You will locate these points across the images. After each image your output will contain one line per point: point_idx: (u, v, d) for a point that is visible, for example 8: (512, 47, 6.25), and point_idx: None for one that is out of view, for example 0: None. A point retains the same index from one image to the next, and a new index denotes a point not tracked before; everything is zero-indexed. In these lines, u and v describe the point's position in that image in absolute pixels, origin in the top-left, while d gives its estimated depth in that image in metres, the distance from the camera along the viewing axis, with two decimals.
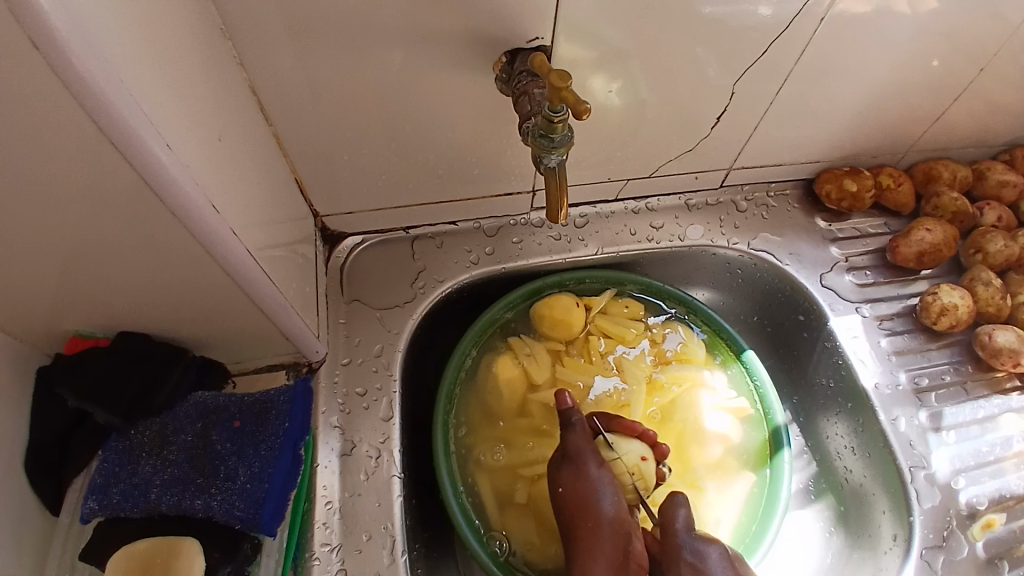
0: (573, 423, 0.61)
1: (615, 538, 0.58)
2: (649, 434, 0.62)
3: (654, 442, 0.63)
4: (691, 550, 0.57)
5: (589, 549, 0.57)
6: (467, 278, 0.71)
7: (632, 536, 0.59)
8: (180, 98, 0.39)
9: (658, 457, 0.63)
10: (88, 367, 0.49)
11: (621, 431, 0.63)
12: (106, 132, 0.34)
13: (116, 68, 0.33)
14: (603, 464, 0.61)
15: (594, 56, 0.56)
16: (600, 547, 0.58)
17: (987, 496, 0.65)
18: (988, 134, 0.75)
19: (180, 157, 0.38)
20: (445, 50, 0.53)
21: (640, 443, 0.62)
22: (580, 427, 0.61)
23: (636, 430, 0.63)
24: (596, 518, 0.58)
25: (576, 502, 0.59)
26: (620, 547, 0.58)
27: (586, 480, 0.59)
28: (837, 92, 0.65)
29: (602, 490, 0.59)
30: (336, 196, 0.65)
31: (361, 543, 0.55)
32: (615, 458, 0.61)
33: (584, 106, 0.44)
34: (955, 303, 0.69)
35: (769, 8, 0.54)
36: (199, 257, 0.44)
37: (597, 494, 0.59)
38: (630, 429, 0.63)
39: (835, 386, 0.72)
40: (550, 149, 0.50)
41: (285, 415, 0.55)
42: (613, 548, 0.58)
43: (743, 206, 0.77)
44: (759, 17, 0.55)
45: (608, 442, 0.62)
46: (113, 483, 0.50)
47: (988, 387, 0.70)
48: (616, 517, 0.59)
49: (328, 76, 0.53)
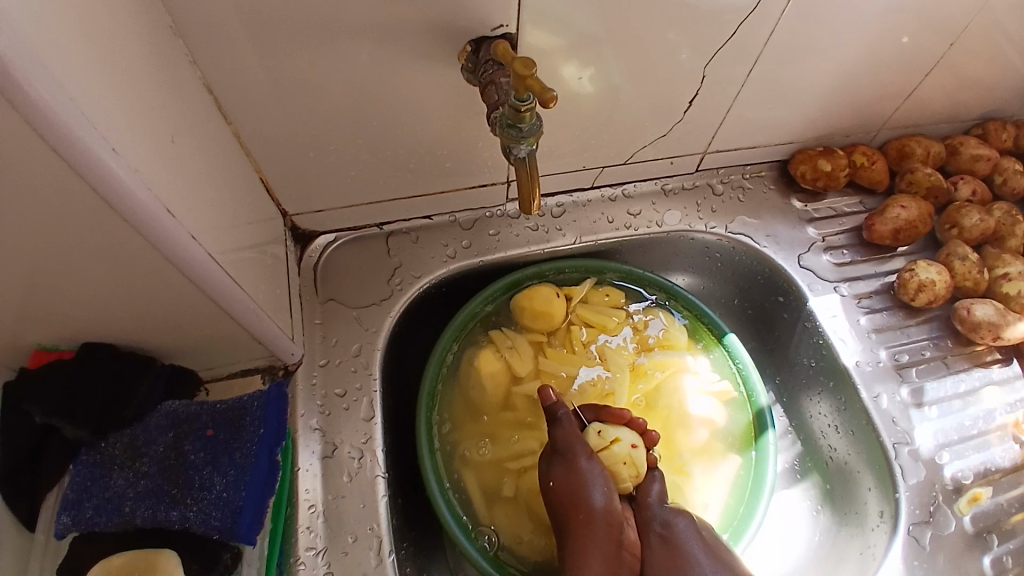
0: (561, 418, 0.61)
1: (608, 532, 0.58)
2: (638, 420, 0.62)
3: (645, 429, 0.63)
4: (660, 522, 0.59)
5: (582, 541, 0.57)
6: (444, 272, 0.70)
7: (627, 527, 0.59)
8: (127, 99, 0.38)
9: (650, 444, 0.62)
10: (53, 382, 0.47)
11: (611, 420, 0.62)
12: (46, 138, 0.32)
13: (52, 71, 0.31)
14: (594, 456, 0.60)
15: (561, 43, 0.55)
16: (594, 540, 0.57)
17: (972, 470, 0.65)
18: (960, 109, 0.75)
19: (128, 161, 0.37)
20: (408, 42, 0.51)
21: (630, 430, 0.62)
22: (568, 422, 0.60)
23: (625, 417, 0.62)
24: (588, 511, 0.58)
25: (569, 496, 0.58)
26: (614, 537, 0.58)
27: (578, 472, 0.59)
28: (808, 72, 0.65)
29: (594, 482, 0.58)
30: (306, 194, 0.63)
31: (346, 545, 0.54)
32: (609, 447, 0.61)
33: (550, 94, 0.43)
34: (932, 278, 0.69)
35: None
36: (159, 263, 0.42)
37: (589, 486, 0.58)
38: (621, 418, 0.62)
39: (816, 365, 0.72)
40: (519, 139, 0.49)
41: (260, 421, 0.54)
42: (606, 541, 0.58)
43: (720, 189, 0.76)
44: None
45: (598, 432, 0.61)
46: (85, 497, 0.49)
47: (969, 361, 0.71)
48: (609, 509, 0.58)
49: (289, 72, 0.52)
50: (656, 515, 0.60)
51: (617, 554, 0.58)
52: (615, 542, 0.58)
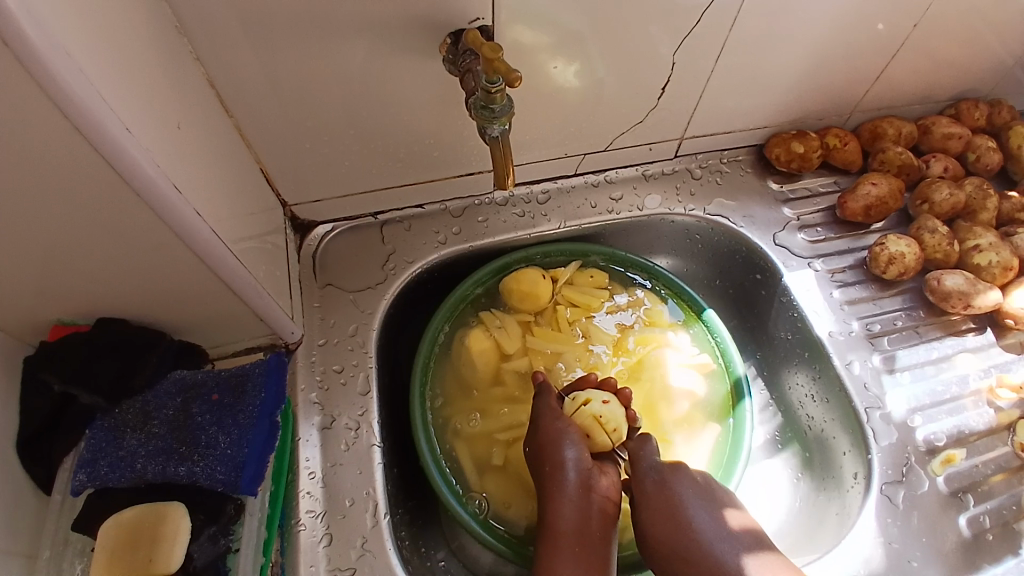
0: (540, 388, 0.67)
1: (581, 481, 0.61)
2: (609, 381, 0.66)
3: (617, 388, 0.66)
4: (656, 471, 0.62)
5: (555, 488, 0.61)
6: (436, 257, 0.74)
7: (598, 475, 0.62)
8: (137, 88, 0.42)
9: (624, 401, 0.65)
10: (70, 351, 0.51)
11: (583, 385, 0.67)
12: (70, 117, 0.37)
13: (74, 58, 0.36)
14: (565, 417, 0.64)
15: (537, 37, 0.59)
16: (563, 487, 0.60)
17: (945, 433, 0.68)
18: (931, 89, 0.78)
19: (141, 141, 0.41)
20: (392, 37, 0.55)
21: (601, 390, 0.66)
22: (545, 389, 0.66)
23: (592, 382, 0.67)
24: (558, 463, 0.61)
25: (542, 449, 0.63)
26: (585, 483, 0.61)
27: (552, 430, 0.63)
28: (776, 57, 0.68)
29: (566, 436, 0.62)
30: (303, 184, 0.68)
31: (344, 509, 0.58)
32: (580, 407, 0.64)
33: (515, 75, 0.48)
34: (902, 251, 0.72)
35: None
36: (167, 238, 0.47)
37: (560, 440, 0.62)
38: (591, 382, 0.67)
39: (793, 338, 0.75)
40: (491, 119, 0.53)
41: (260, 387, 0.58)
42: (575, 485, 0.61)
43: (698, 173, 0.80)
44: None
45: (572, 397, 0.65)
46: (100, 456, 0.53)
47: (943, 329, 0.73)
48: (580, 463, 0.61)
49: (283, 67, 0.56)
50: (651, 466, 0.63)
51: (585, 496, 0.60)
52: (585, 487, 0.61)
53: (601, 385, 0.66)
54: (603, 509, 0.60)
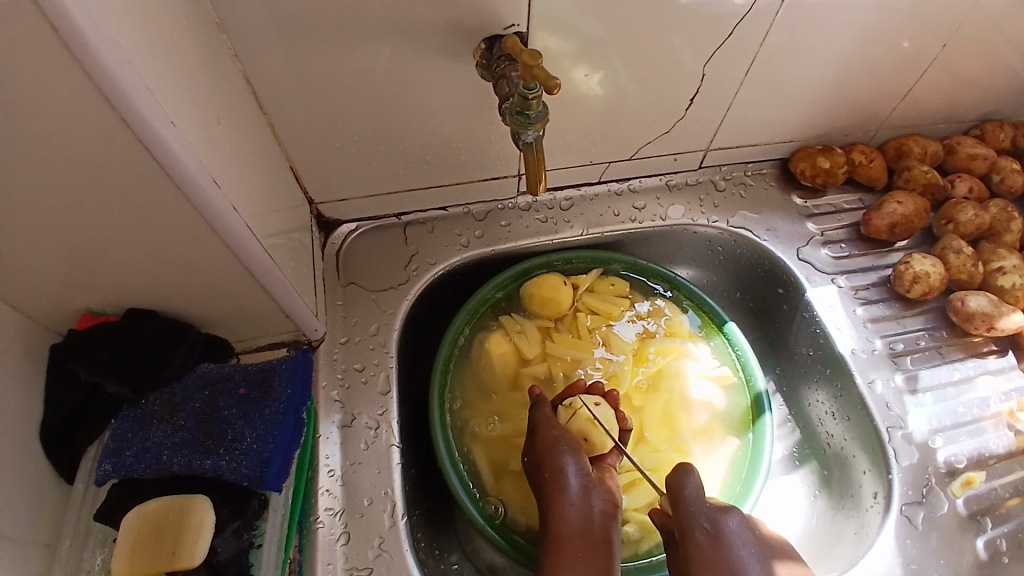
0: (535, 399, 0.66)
1: (582, 484, 0.61)
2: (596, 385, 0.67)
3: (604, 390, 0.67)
4: (708, 519, 0.59)
5: (555, 493, 0.60)
6: (458, 260, 0.74)
7: (598, 479, 0.62)
8: (181, 83, 0.43)
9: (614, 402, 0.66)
10: (99, 340, 0.52)
11: (573, 391, 0.66)
12: (116, 107, 0.37)
13: (123, 50, 0.36)
14: (561, 426, 0.64)
15: (569, 45, 0.59)
16: (564, 492, 0.60)
17: (966, 455, 0.67)
18: (957, 109, 0.78)
19: (182, 134, 0.41)
20: (426, 39, 0.56)
21: (591, 394, 0.66)
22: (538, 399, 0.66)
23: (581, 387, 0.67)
24: (557, 469, 0.61)
25: (539, 454, 0.62)
26: (586, 487, 0.61)
27: (548, 436, 0.62)
28: (805, 72, 0.68)
29: (563, 442, 0.62)
30: (330, 182, 0.68)
31: (362, 508, 0.58)
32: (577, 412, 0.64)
33: (553, 82, 0.48)
34: (926, 270, 0.72)
35: None
36: (201, 232, 0.47)
37: (558, 446, 0.62)
38: (580, 388, 0.67)
39: (814, 353, 0.75)
40: (527, 125, 0.54)
41: (288, 382, 0.58)
42: (576, 488, 0.60)
43: (722, 185, 0.80)
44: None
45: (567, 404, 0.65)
46: (126, 446, 0.53)
47: (964, 350, 0.73)
48: (579, 469, 0.61)
49: (318, 66, 0.56)
50: (703, 512, 0.59)
51: (586, 498, 0.60)
52: (586, 488, 0.61)
53: (590, 390, 0.66)
54: (607, 511, 0.60)
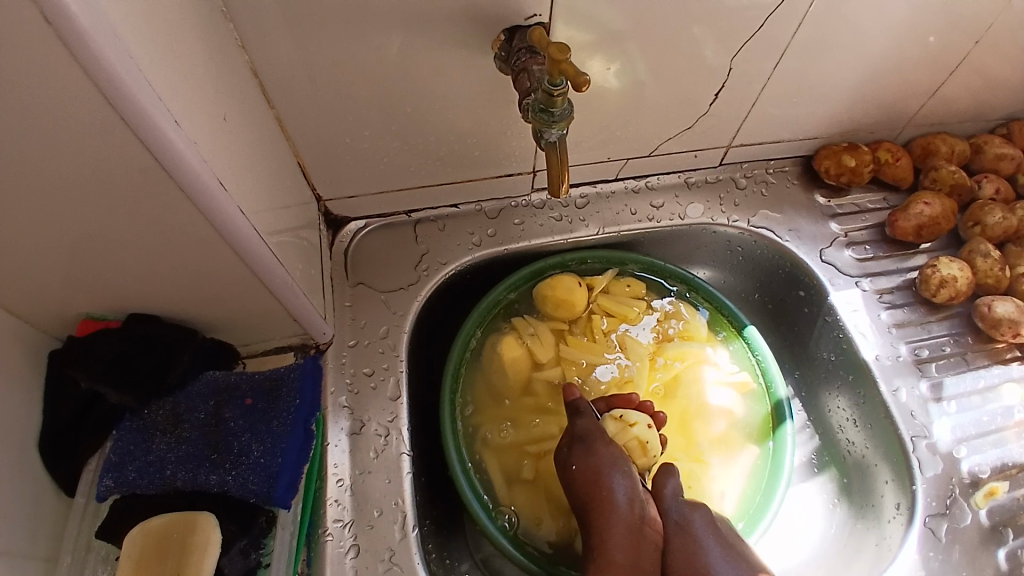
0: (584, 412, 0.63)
1: (633, 511, 0.59)
2: (647, 404, 0.65)
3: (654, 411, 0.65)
4: (677, 514, 0.60)
5: (606, 518, 0.59)
6: (470, 259, 0.71)
7: (648, 505, 0.60)
8: (186, 79, 0.40)
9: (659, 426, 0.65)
10: (99, 346, 0.50)
11: (623, 405, 0.65)
12: (116, 107, 0.35)
13: (126, 44, 0.34)
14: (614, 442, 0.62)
15: (590, 37, 0.56)
16: (615, 518, 0.59)
17: (989, 464, 0.66)
18: (986, 107, 0.75)
19: (189, 134, 0.39)
20: (441, 30, 0.53)
21: (645, 413, 0.64)
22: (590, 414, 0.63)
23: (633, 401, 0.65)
24: (608, 493, 0.59)
25: (589, 475, 0.60)
26: (636, 513, 0.59)
27: (603, 455, 0.61)
28: (833, 68, 0.65)
29: (616, 464, 0.61)
30: (339, 179, 0.65)
31: (372, 519, 0.56)
32: (625, 428, 0.63)
33: (584, 78, 0.45)
34: (954, 274, 0.69)
35: None
36: (207, 236, 0.44)
37: (612, 469, 0.60)
38: (630, 403, 0.65)
39: (836, 359, 0.73)
40: (550, 123, 0.51)
41: (296, 392, 0.57)
42: (626, 515, 0.59)
43: (743, 183, 0.77)
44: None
45: (618, 418, 0.63)
46: (128, 460, 0.52)
47: (988, 357, 0.71)
48: (631, 498, 0.60)
49: (327, 59, 0.53)
50: (671, 509, 0.61)
51: (638, 528, 0.59)
52: (637, 518, 0.59)
53: (642, 406, 0.65)
54: (656, 543, 0.59)
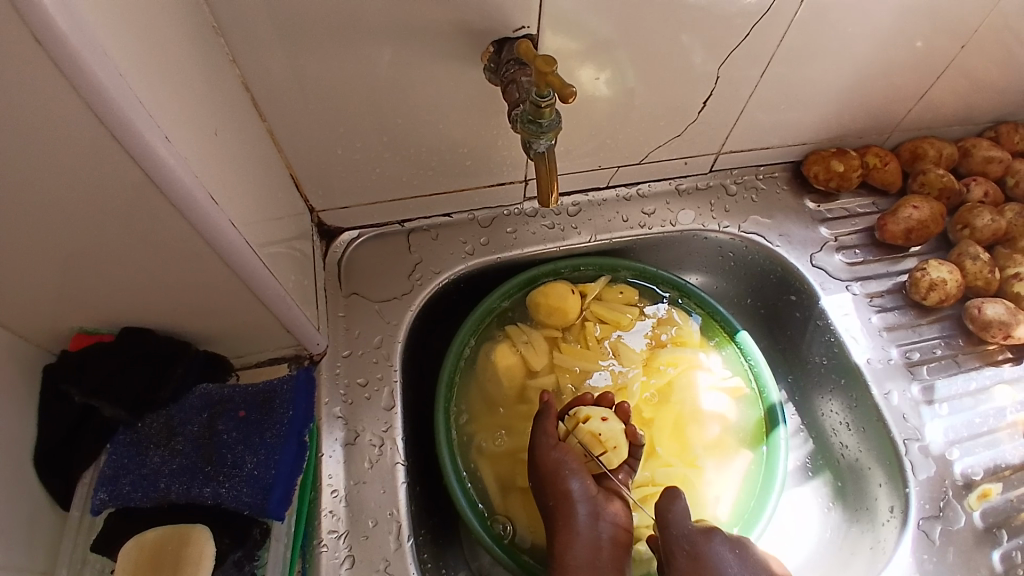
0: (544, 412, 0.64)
1: (590, 510, 0.59)
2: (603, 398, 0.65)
3: (614, 403, 0.65)
4: (687, 540, 0.58)
5: (564, 519, 0.59)
6: (463, 268, 0.72)
7: (606, 500, 0.60)
8: (176, 94, 0.40)
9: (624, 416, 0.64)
10: (92, 362, 0.51)
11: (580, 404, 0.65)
12: (106, 123, 0.35)
13: (114, 62, 0.34)
14: (561, 445, 0.62)
15: (580, 47, 0.57)
16: (573, 518, 0.59)
17: (982, 466, 0.66)
18: (972, 111, 0.76)
19: (178, 150, 0.39)
20: (432, 42, 0.54)
21: (599, 407, 0.64)
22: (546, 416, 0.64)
23: (590, 400, 0.65)
24: (564, 495, 0.60)
25: (544, 479, 0.61)
26: (592, 515, 0.59)
27: (549, 460, 0.61)
28: (822, 74, 0.66)
29: (569, 465, 0.60)
30: (332, 191, 0.66)
31: (367, 529, 0.56)
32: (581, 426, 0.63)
33: (569, 90, 0.46)
34: (943, 277, 0.70)
35: None
36: (200, 250, 0.45)
37: (563, 470, 0.60)
38: (586, 401, 0.65)
39: (828, 363, 0.73)
40: (539, 134, 0.51)
41: (289, 404, 0.57)
42: (583, 514, 0.59)
43: (733, 189, 0.78)
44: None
45: (573, 415, 0.63)
46: (123, 474, 0.53)
47: (980, 359, 0.71)
48: (586, 500, 0.60)
49: (320, 72, 0.54)
50: (682, 534, 0.59)
51: (593, 523, 0.59)
52: (592, 514, 0.59)
53: (598, 402, 0.65)
54: (614, 535, 0.59)
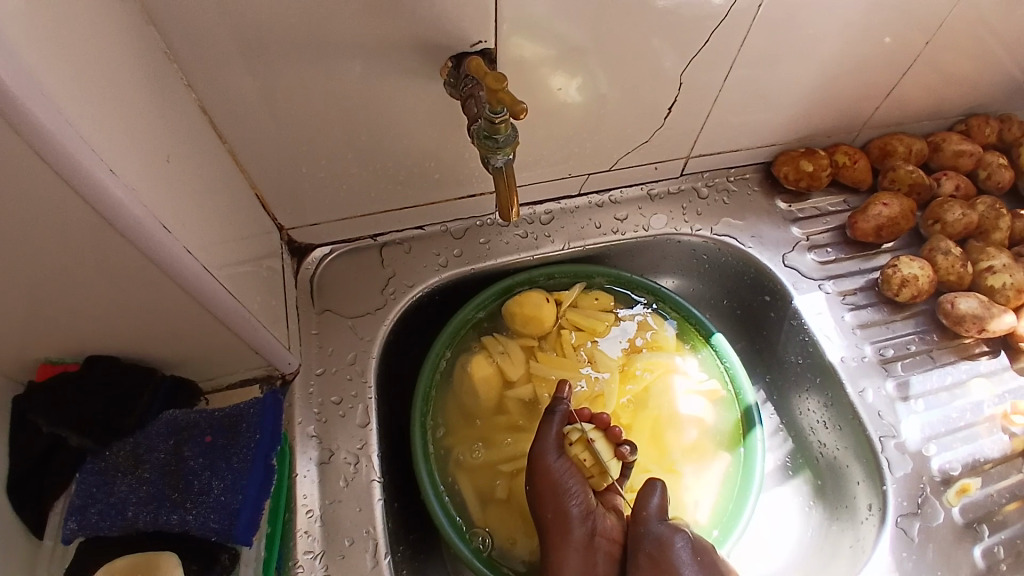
0: (557, 412, 0.63)
1: (587, 528, 0.60)
2: (600, 417, 0.63)
3: (607, 425, 0.63)
4: (652, 541, 0.59)
5: (560, 536, 0.60)
6: (437, 281, 0.72)
7: (601, 516, 0.62)
8: (122, 125, 0.40)
9: (613, 440, 0.62)
10: (57, 391, 0.50)
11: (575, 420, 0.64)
12: (49, 160, 0.35)
13: (54, 100, 0.34)
14: (564, 457, 0.62)
15: (553, 53, 0.57)
16: (571, 536, 0.60)
17: (960, 462, 0.66)
18: (941, 105, 0.76)
19: (126, 182, 0.39)
20: (391, 59, 0.53)
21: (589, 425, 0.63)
22: (559, 419, 0.63)
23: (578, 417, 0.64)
24: (563, 513, 0.60)
25: (541, 493, 0.61)
26: (588, 528, 0.60)
27: (551, 475, 0.61)
28: (787, 74, 0.66)
29: (570, 483, 0.61)
30: (300, 208, 0.66)
31: (343, 549, 0.57)
32: (571, 446, 0.62)
33: (520, 106, 0.46)
34: (914, 273, 0.70)
35: None
36: (155, 278, 0.45)
37: (565, 489, 0.60)
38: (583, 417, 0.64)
39: (804, 362, 0.73)
40: (495, 149, 0.51)
41: (255, 427, 0.56)
42: (581, 533, 0.60)
43: (705, 192, 0.78)
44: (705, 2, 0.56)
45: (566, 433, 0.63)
46: (91, 503, 0.52)
47: (956, 353, 0.72)
48: (585, 514, 0.61)
49: (280, 92, 0.54)
50: (648, 533, 0.60)
51: (590, 541, 0.60)
52: (589, 532, 0.60)
53: (591, 420, 0.63)
54: (609, 552, 0.61)
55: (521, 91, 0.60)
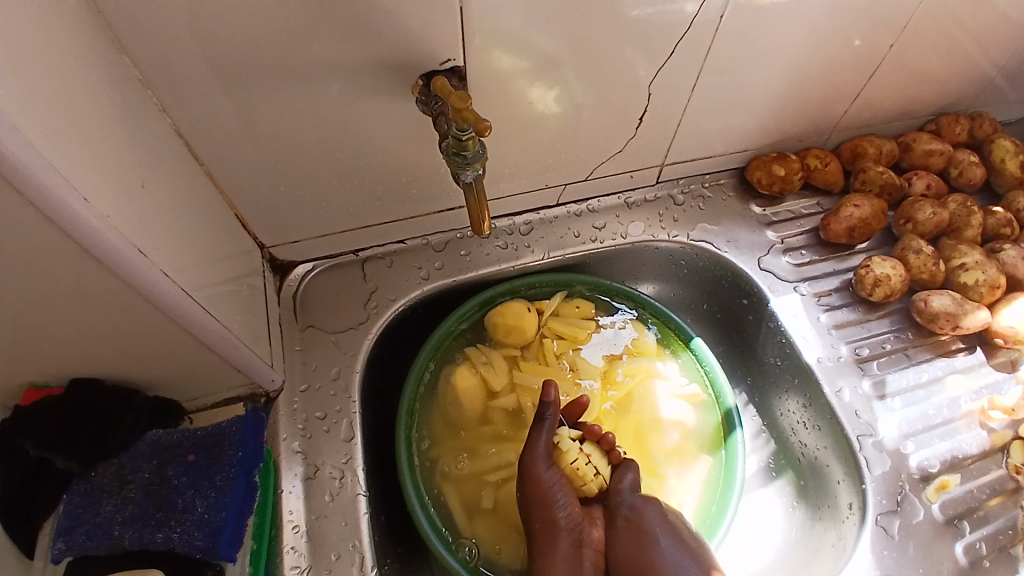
0: (545, 419, 0.63)
1: (573, 539, 0.61)
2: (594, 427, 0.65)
3: (600, 434, 0.65)
4: (627, 506, 0.63)
5: (547, 545, 0.60)
6: (419, 293, 0.73)
7: (588, 527, 0.62)
8: (95, 152, 0.41)
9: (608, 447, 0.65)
10: (42, 416, 0.50)
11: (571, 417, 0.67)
12: (24, 193, 0.36)
13: (25, 132, 0.35)
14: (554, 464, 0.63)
15: (527, 66, 0.58)
16: (557, 545, 0.60)
17: (938, 459, 0.67)
18: (910, 106, 0.78)
19: (99, 208, 0.40)
20: (363, 80, 0.55)
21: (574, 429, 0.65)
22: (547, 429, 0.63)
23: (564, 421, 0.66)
24: (551, 522, 0.60)
25: (531, 503, 0.61)
26: (576, 534, 0.61)
27: (540, 483, 0.61)
28: (755, 80, 0.67)
29: (558, 494, 0.61)
30: (281, 227, 0.67)
31: (329, 563, 0.58)
32: (562, 453, 0.63)
33: (484, 124, 0.48)
34: (887, 273, 0.72)
35: (690, 4, 0.57)
36: (134, 301, 0.46)
37: (552, 500, 0.61)
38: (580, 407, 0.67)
39: (783, 363, 0.75)
40: (464, 166, 0.53)
41: (238, 445, 0.58)
42: (567, 543, 0.60)
43: (681, 199, 0.79)
44: (674, 10, 0.57)
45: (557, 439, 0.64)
46: (77, 524, 0.53)
47: (933, 350, 0.73)
48: (573, 520, 0.61)
49: (255, 114, 0.55)
50: (624, 501, 0.63)
51: (577, 551, 0.61)
52: (576, 543, 0.61)
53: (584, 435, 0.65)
54: (595, 562, 0.61)
55: (497, 105, 0.61)
